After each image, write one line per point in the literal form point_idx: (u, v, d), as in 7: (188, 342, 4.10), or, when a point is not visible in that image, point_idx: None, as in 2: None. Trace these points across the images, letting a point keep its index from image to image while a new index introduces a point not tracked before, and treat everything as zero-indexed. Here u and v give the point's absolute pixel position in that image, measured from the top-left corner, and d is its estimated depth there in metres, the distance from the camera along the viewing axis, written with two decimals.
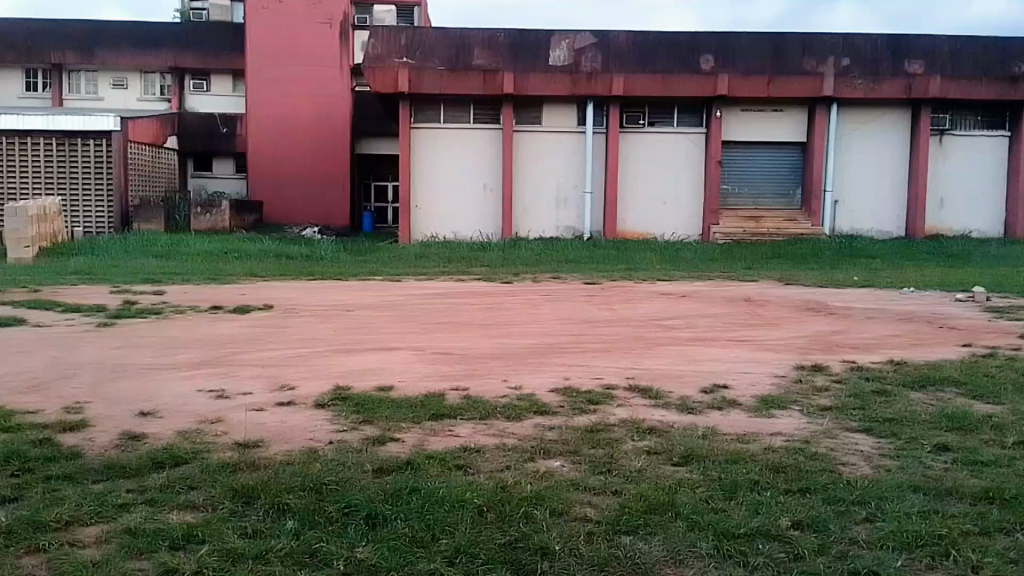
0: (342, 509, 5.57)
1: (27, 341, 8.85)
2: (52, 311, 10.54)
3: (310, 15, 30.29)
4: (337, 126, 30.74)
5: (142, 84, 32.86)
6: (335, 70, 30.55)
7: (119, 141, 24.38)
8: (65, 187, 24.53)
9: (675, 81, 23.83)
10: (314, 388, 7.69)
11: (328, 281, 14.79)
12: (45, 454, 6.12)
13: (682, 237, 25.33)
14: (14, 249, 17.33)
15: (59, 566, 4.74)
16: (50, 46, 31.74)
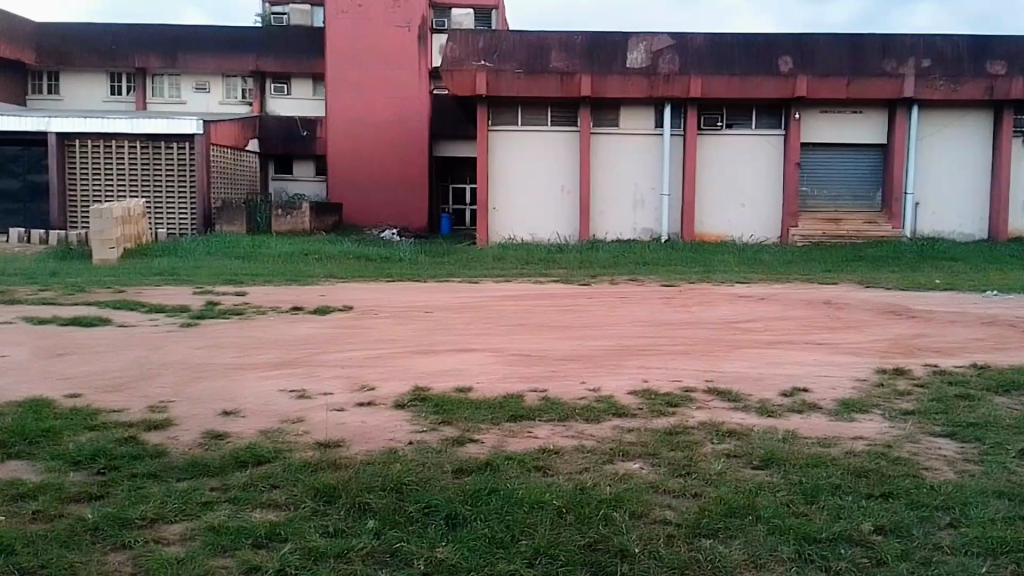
0: (422, 509, 5.61)
1: (113, 341, 9.00)
2: (137, 311, 10.73)
3: (388, 17, 30.13)
4: (415, 127, 30.72)
5: (223, 89, 33.08)
6: (412, 72, 30.38)
7: (202, 144, 25.24)
8: (147, 190, 25.51)
9: (754, 83, 23.76)
10: (394, 389, 7.75)
11: (408, 282, 15.01)
12: (130, 452, 6.19)
13: (761, 240, 25.19)
14: (100, 249, 17.60)
15: (145, 564, 4.80)
16: (133, 52, 32.11)
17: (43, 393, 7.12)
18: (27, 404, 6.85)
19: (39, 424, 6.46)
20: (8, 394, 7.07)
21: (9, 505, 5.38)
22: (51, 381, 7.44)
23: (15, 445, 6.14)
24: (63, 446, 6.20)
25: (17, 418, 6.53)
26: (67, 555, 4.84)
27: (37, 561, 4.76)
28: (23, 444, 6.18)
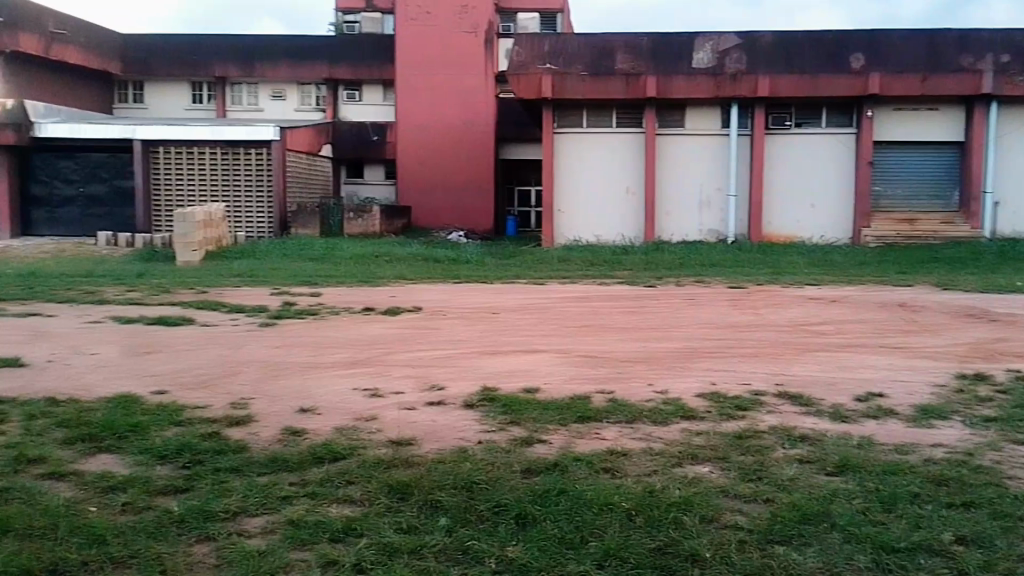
0: (492, 508, 5.66)
1: (196, 339, 9.37)
2: (219, 311, 11.13)
3: (454, 23, 30.48)
4: (481, 133, 31.02)
5: (299, 95, 34.11)
6: (476, 77, 30.69)
7: (278, 150, 26.26)
8: (227, 194, 26.46)
9: (824, 81, 23.32)
10: (463, 389, 7.85)
11: (476, 284, 15.21)
12: (213, 447, 6.40)
13: (831, 241, 24.63)
14: (182, 252, 18.37)
15: (230, 554, 4.99)
16: (213, 61, 33.15)
17: (132, 389, 7.47)
18: (116, 400, 7.18)
19: (128, 419, 6.75)
20: (102, 390, 7.43)
21: (101, 496, 5.65)
22: (140, 377, 7.80)
23: (107, 438, 6.43)
24: (151, 440, 6.45)
25: (108, 413, 6.85)
26: (156, 546, 5.06)
27: (129, 551, 4.98)
28: (114, 438, 6.46)
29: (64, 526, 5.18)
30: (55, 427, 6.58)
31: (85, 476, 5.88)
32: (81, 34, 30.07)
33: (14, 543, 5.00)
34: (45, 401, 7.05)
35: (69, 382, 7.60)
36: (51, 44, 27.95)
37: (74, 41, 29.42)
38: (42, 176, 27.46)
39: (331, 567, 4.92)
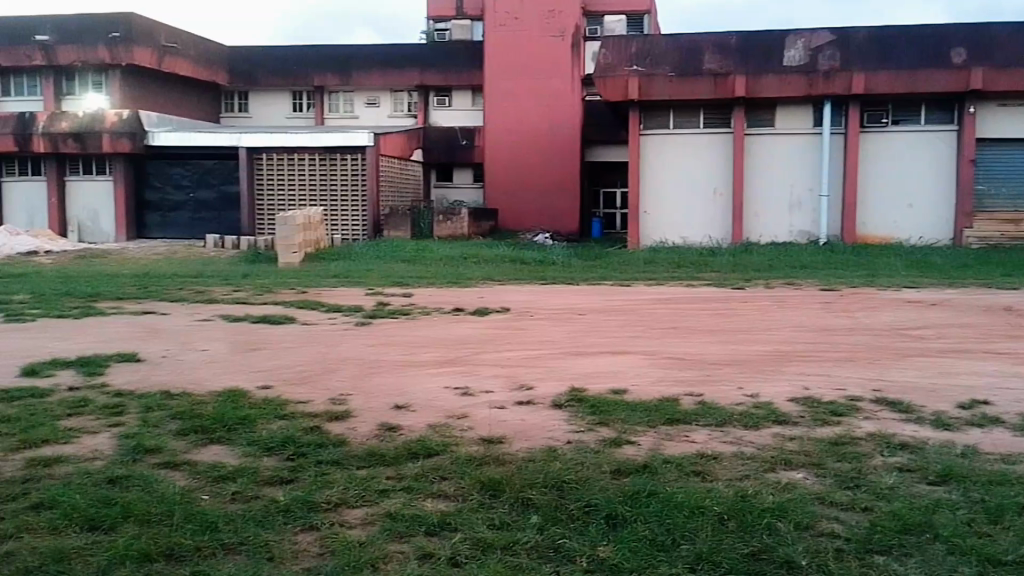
0: (582, 508, 5.71)
1: (297, 337, 9.82)
2: (318, 311, 11.58)
3: (541, 28, 31.00)
4: (568, 135, 31.19)
5: (392, 102, 34.40)
6: (564, 81, 31.01)
7: (372, 154, 27.05)
8: (326, 198, 27.56)
9: (923, 77, 22.51)
10: (551, 389, 7.94)
11: (562, 285, 15.31)
12: (315, 440, 6.68)
13: (931, 241, 23.91)
14: (284, 253, 19.07)
15: (332, 544, 5.20)
16: (312, 71, 33.86)
17: (239, 383, 7.86)
18: (225, 393, 7.59)
19: (237, 412, 7.11)
20: (211, 384, 7.85)
21: (213, 485, 5.97)
22: (247, 372, 8.22)
23: (217, 431, 6.78)
24: (258, 432, 6.78)
25: (218, 406, 7.24)
26: (265, 533, 5.31)
27: (238, 538, 5.23)
28: (224, 430, 6.81)
29: (179, 513, 5.48)
30: (171, 418, 7.00)
31: (198, 466, 6.22)
32: (190, 47, 31.26)
33: (134, 527, 5.30)
34: (161, 394, 7.50)
35: (183, 376, 8.07)
36: (162, 57, 29.36)
37: (185, 54, 30.71)
38: (154, 181, 29.86)
39: (427, 559, 5.06)
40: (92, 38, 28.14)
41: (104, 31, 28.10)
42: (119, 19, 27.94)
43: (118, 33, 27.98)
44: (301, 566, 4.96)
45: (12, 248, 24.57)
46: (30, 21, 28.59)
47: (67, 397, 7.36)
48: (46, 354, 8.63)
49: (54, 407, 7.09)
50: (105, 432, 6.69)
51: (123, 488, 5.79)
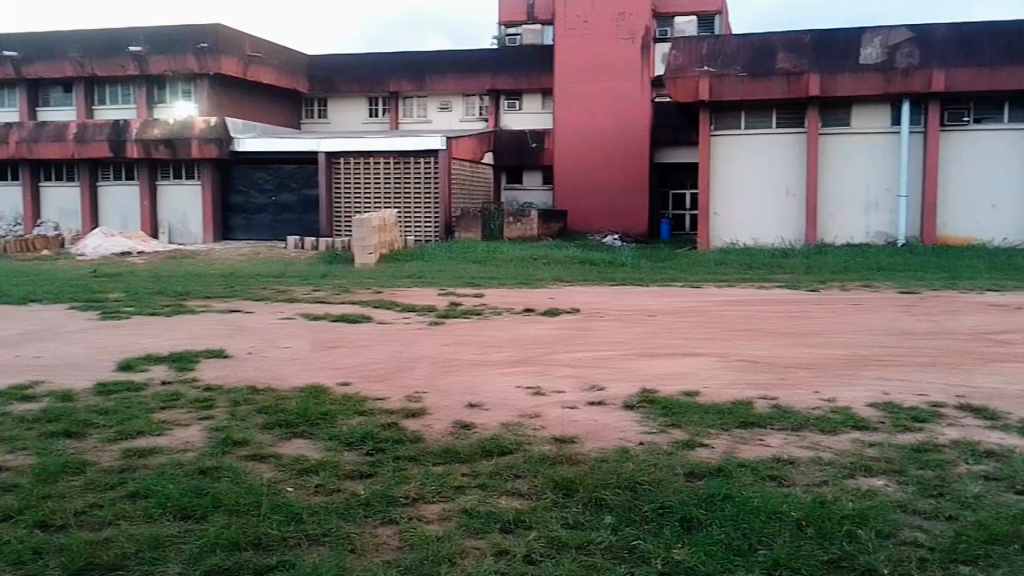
0: (656, 509, 5.69)
1: (374, 335, 10.09)
2: (392, 310, 11.88)
3: (611, 30, 30.98)
4: (636, 136, 31.10)
5: (463, 106, 35.04)
6: (633, 83, 30.93)
7: (445, 158, 27.57)
8: (399, 201, 28.18)
9: (1006, 73, 21.90)
10: (622, 390, 7.97)
11: (631, 287, 15.33)
12: (393, 436, 6.86)
13: (1014, 242, 23.25)
14: (360, 255, 19.60)
15: (411, 538, 5.33)
16: (388, 78, 34.55)
17: (319, 380, 8.12)
18: (307, 389, 7.85)
19: (318, 408, 7.35)
20: (293, 380, 8.14)
21: (297, 477, 6.17)
22: (327, 370, 8.48)
23: (300, 425, 7.03)
24: (338, 428, 7.00)
25: (301, 401, 7.49)
26: (347, 526, 5.48)
27: (321, 529, 5.41)
28: (306, 424, 7.05)
29: (266, 504, 5.69)
30: (256, 412, 7.27)
31: (283, 459, 6.45)
32: (274, 57, 32.50)
33: (224, 517, 5.53)
34: (247, 389, 7.80)
35: (267, 372, 8.39)
36: (247, 66, 30.58)
37: (269, 63, 31.88)
38: (240, 185, 31.06)
39: (503, 555, 5.14)
40: (182, 48, 29.41)
41: (192, 42, 29.34)
42: (207, 30, 29.14)
43: (207, 43, 29.16)
44: (382, 558, 5.10)
45: (107, 249, 26.19)
46: (124, 35, 30.12)
47: (161, 391, 7.73)
48: (141, 349, 9.09)
49: (149, 400, 7.46)
50: (195, 425, 6.99)
51: (214, 479, 6.04)
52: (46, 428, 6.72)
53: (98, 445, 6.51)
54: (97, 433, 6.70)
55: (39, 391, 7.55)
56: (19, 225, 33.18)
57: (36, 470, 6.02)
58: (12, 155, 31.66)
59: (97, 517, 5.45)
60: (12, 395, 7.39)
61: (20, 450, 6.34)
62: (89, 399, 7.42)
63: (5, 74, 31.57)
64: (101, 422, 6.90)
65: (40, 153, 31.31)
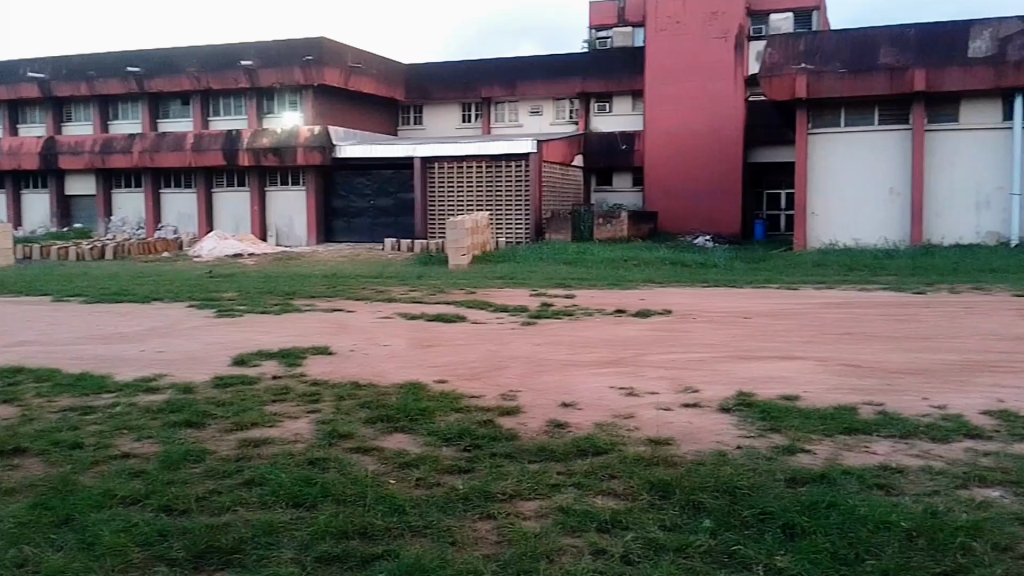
0: (756, 515, 5.54)
1: (468, 334, 10.35)
2: (486, 310, 12.13)
3: (704, 30, 30.68)
4: (728, 137, 30.70)
5: (554, 110, 35.21)
6: (725, 83, 30.58)
7: (536, 161, 27.97)
8: (491, 204, 28.77)
9: None
10: (717, 392, 7.87)
11: (724, 287, 15.28)
12: (488, 433, 7.00)
13: None
14: (455, 256, 20.11)
15: (510, 533, 5.40)
16: (480, 84, 35.05)
17: (417, 376, 8.39)
18: (406, 386, 8.09)
19: (417, 404, 7.59)
20: (392, 376, 8.43)
21: (399, 470, 6.38)
22: (424, 367, 8.74)
23: (401, 420, 7.26)
24: (436, 424, 7.20)
25: (401, 397, 7.75)
26: (446, 518, 5.62)
27: (422, 522, 5.57)
28: (406, 419, 7.29)
29: (371, 495, 5.91)
30: (360, 407, 7.57)
31: (386, 452, 6.68)
32: (375, 67, 33.79)
33: (332, 506, 5.77)
34: (351, 385, 8.13)
35: (367, 368, 8.73)
36: (349, 77, 32.07)
37: (369, 73, 33.30)
38: (342, 191, 32.79)
39: (600, 554, 5.14)
40: (289, 61, 31.11)
41: (299, 54, 30.97)
42: (314, 43, 30.75)
43: (312, 56, 30.76)
44: (481, 552, 5.20)
45: (221, 252, 27.75)
46: (235, 49, 31.99)
47: (271, 384, 8.16)
48: (253, 346, 9.58)
49: (261, 393, 7.89)
50: (304, 417, 7.34)
51: (322, 469, 6.32)
52: (169, 418, 7.20)
53: (216, 434, 6.93)
54: (215, 424, 7.13)
55: (162, 383, 8.11)
56: (141, 229, 35.57)
57: (162, 457, 6.45)
58: (135, 165, 33.91)
59: (216, 503, 5.79)
60: (138, 387, 7.96)
61: (145, 438, 6.81)
62: (207, 391, 7.90)
63: (129, 89, 33.86)
64: (218, 413, 7.34)
65: (161, 162, 33.42)
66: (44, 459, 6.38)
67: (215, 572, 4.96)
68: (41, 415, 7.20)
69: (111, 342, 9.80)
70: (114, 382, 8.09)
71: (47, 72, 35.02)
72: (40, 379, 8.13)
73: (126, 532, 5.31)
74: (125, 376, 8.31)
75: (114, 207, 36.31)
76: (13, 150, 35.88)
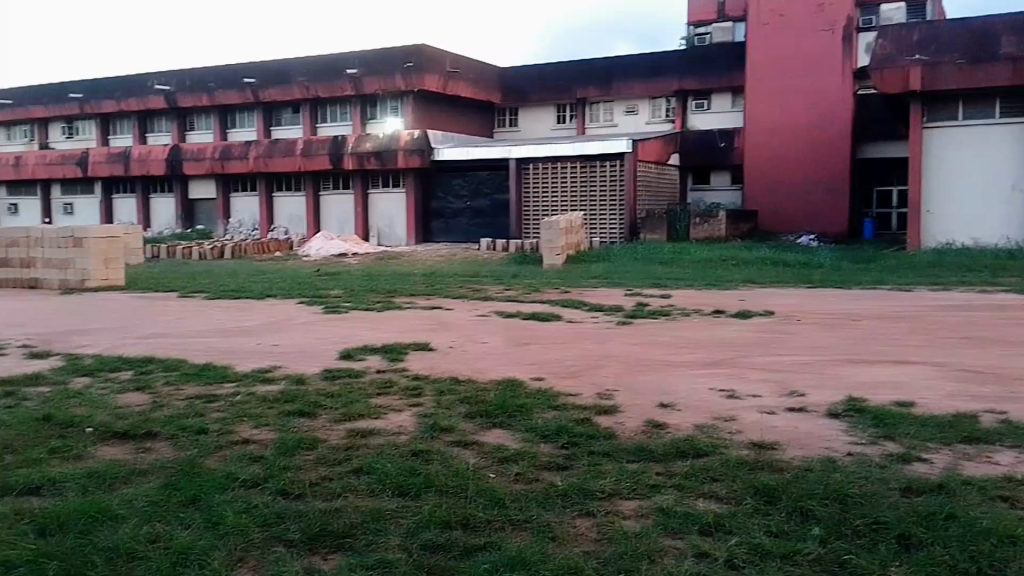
0: (869, 524, 5.33)
1: (564, 333, 10.45)
2: (581, 309, 12.22)
3: (810, 22, 29.91)
4: (835, 132, 29.79)
5: (650, 109, 34.85)
6: (832, 77, 29.70)
7: (631, 161, 28.16)
8: (586, 204, 29.23)
9: None
10: (825, 397, 7.63)
11: (831, 287, 14.84)
12: (586, 432, 7.05)
13: None
14: (549, 256, 20.44)
15: (611, 532, 5.39)
16: (576, 84, 35.12)
17: (516, 373, 8.56)
18: (504, 383, 8.28)
19: (515, 400, 7.74)
20: (491, 373, 8.62)
21: (498, 465, 6.52)
22: (522, 365, 8.90)
23: (499, 416, 7.43)
24: (534, 420, 7.33)
25: (498, 393, 7.92)
26: (547, 515, 5.68)
27: (522, 516, 5.65)
28: (504, 416, 7.44)
29: (472, 488, 6.07)
30: (459, 402, 7.79)
31: (485, 447, 6.85)
32: (472, 71, 34.57)
33: (435, 497, 5.96)
34: (450, 380, 8.39)
35: (467, 365, 8.96)
36: (446, 81, 32.89)
37: (466, 77, 34.06)
38: (439, 193, 33.82)
39: (703, 558, 5.04)
40: (392, 67, 32.39)
41: (401, 61, 32.19)
42: (413, 50, 31.75)
43: (412, 63, 31.87)
44: (581, 548, 5.21)
45: (328, 251, 29.08)
46: (340, 58, 33.40)
47: (376, 378, 8.52)
48: (358, 341, 10.01)
49: (366, 386, 8.25)
50: (407, 411, 7.62)
51: (426, 461, 6.55)
52: (284, 407, 7.63)
53: (327, 424, 7.31)
54: (326, 414, 7.51)
55: (277, 374, 8.62)
56: (255, 230, 37.89)
57: (277, 445, 6.84)
58: (250, 169, 36.18)
59: (329, 489, 6.09)
60: (256, 377, 8.49)
61: (264, 426, 7.25)
62: (318, 382, 8.34)
63: (246, 98, 36.15)
64: (328, 404, 7.71)
65: (274, 167, 35.57)
66: (173, 442, 6.90)
67: (329, 554, 5.20)
68: (170, 402, 7.78)
69: (232, 336, 10.48)
70: (235, 372, 8.66)
71: (171, 84, 37.66)
72: (170, 368, 8.79)
73: (247, 514, 5.64)
74: (244, 367, 8.87)
75: (232, 209, 38.91)
76: (143, 157, 38.86)
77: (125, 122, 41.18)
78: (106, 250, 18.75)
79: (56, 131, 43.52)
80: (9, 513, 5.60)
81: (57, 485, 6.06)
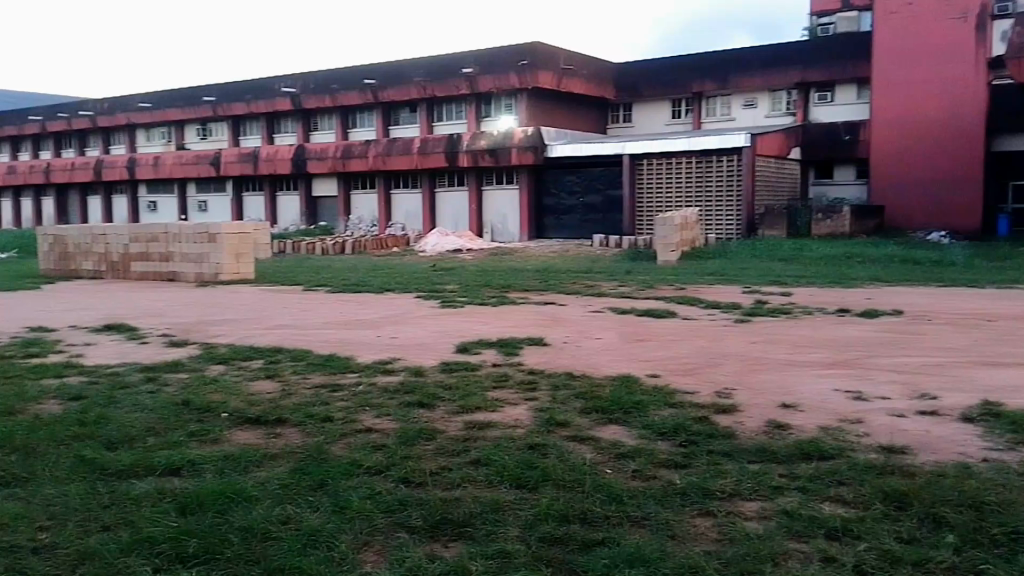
0: (1008, 533, 5.07)
1: (679, 330, 10.40)
2: (698, 306, 12.13)
3: (941, 9, 28.43)
4: (965, 126, 28.39)
5: (770, 102, 33.92)
6: (963, 68, 28.21)
7: (748, 156, 27.74)
8: (701, 200, 29.20)
9: None
10: (959, 401, 7.33)
11: (963, 287, 14.10)
12: (705, 430, 6.98)
13: None
14: (664, 252, 20.40)
15: (733, 532, 5.28)
16: (691, 79, 34.75)
17: (630, 370, 8.59)
18: (619, 380, 8.33)
19: (630, 397, 7.76)
20: (606, 369, 8.67)
21: (615, 461, 6.52)
22: (636, 361, 8.93)
23: (614, 412, 7.46)
24: (651, 417, 7.33)
25: (614, 389, 7.98)
26: (664, 512, 5.59)
27: (641, 513, 5.58)
28: (620, 411, 7.48)
29: (589, 483, 6.06)
30: (575, 398, 7.88)
31: (602, 442, 6.88)
32: (585, 67, 34.81)
33: (553, 490, 5.99)
34: (566, 376, 8.50)
35: (582, 360, 9.04)
36: (561, 78, 33.46)
37: (580, 74, 34.43)
38: (552, 189, 34.02)
39: (830, 563, 4.88)
40: (506, 66, 33.11)
41: (517, 59, 32.78)
42: (528, 49, 32.38)
43: (526, 61, 32.43)
44: (702, 547, 5.12)
45: (444, 246, 29.72)
46: (458, 58, 34.37)
47: (492, 371, 8.71)
48: (473, 334, 10.26)
49: (484, 379, 8.44)
50: (524, 404, 7.75)
51: (542, 454, 6.61)
52: (405, 398, 7.89)
53: (444, 416, 7.51)
54: (444, 405, 7.74)
55: (396, 366, 8.93)
56: (374, 226, 38.93)
57: (398, 435, 7.06)
58: (370, 168, 37.32)
59: (448, 479, 6.21)
60: (376, 368, 8.82)
61: (384, 416, 7.51)
62: (435, 375, 8.60)
63: (366, 99, 37.60)
64: (445, 396, 7.94)
65: (392, 165, 36.56)
66: (301, 429, 7.22)
67: (450, 542, 5.29)
68: (297, 390, 8.17)
69: (353, 328, 10.92)
70: (356, 363, 9.01)
71: (298, 86, 39.53)
72: (297, 358, 9.24)
73: (371, 500, 5.81)
74: (366, 358, 9.22)
75: (352, 206, 40.21)
76: (270, 156, 40.54)
77: (254, 124, 43.29)
78: (238, 246, 19.80)
79: (190, 133, 46.33)
80: (154, 491, 5.94)
81: (196, 467, 6.41)
